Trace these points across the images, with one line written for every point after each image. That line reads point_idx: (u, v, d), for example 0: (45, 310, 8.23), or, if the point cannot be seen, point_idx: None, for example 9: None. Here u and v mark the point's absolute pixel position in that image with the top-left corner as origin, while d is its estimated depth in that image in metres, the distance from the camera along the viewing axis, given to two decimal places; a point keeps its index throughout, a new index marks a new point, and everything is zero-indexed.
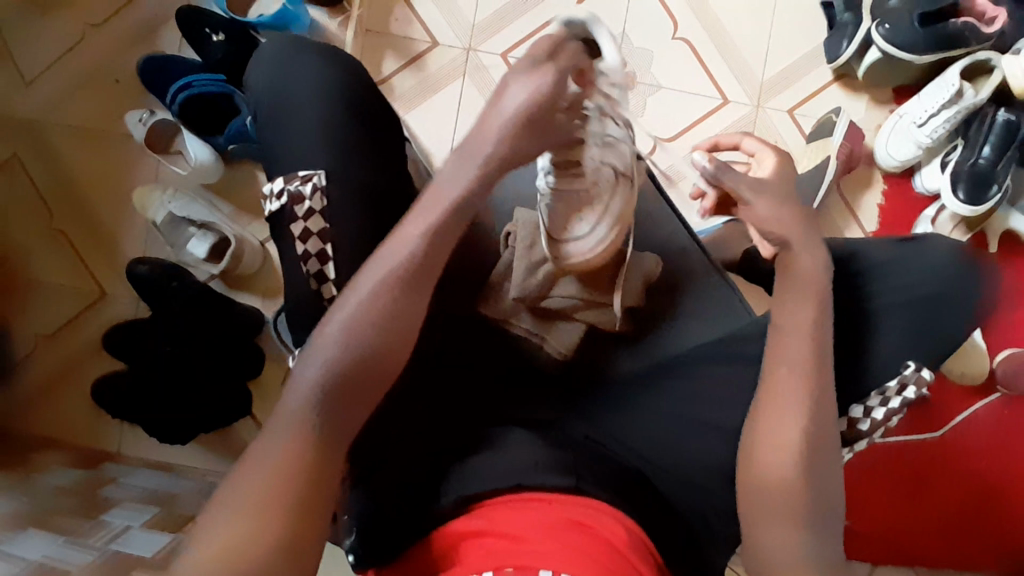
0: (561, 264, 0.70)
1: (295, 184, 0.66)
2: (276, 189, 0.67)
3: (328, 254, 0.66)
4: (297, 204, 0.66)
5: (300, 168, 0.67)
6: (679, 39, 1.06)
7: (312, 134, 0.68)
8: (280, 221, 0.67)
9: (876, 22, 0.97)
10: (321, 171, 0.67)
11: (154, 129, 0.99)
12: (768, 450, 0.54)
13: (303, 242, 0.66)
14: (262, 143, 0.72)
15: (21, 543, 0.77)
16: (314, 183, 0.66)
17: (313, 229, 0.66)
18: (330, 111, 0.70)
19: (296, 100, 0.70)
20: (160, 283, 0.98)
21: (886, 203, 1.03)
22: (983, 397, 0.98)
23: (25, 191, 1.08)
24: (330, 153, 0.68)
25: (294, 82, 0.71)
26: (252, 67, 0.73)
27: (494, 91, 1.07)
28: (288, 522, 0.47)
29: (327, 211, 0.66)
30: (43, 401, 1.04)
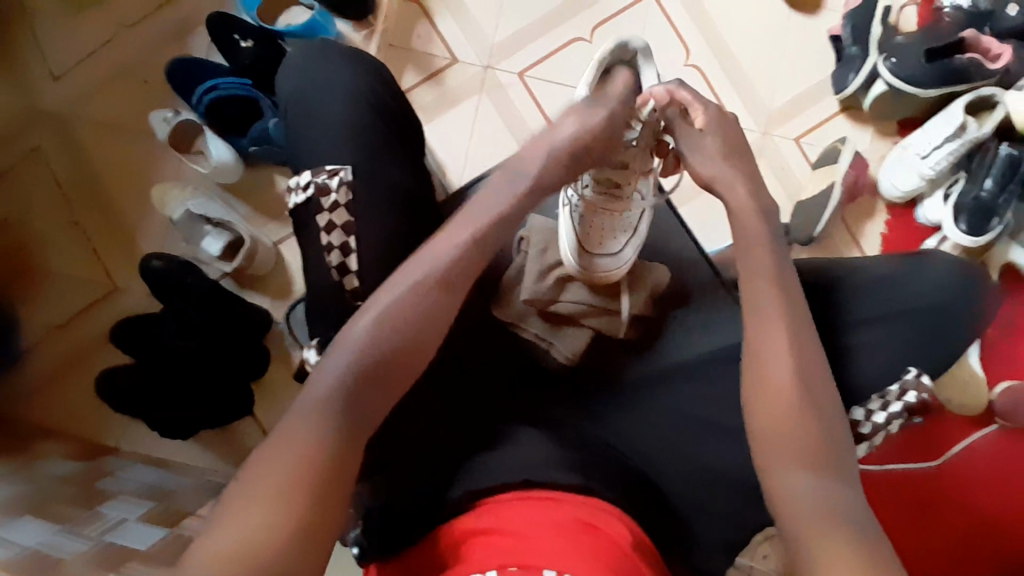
0: (589, 271, 0.75)
1: (322, 177, 0.68)
2: (302, 182, 0.68)
3: (350, 247, 0.67)
4: (324, 196, 0.67)
5: (326, 163, 0.69)
6: (692, 65, 1.10)
7: (336, 131, 0.70)
8: (305, 214, 0.69)
9: (883, 56, 1.01)
10: (348, 166, 0.68)
11: (179, 129, 1.01)
12: (775, 452, 0.54)
13: (326, 234, 0.67)
14: (287, 146, 0.74)
15: (18, 528, 0.77)
16: (341, 178, 0.68)
17: (337, 221, 0.68)
18: (354, 111, 0.72)
19: (322, 103, 0.72)
20: (175, 277, 1.00)
21: (889, 232, 1.05)
22: (979, 428, 0.98)
23: (45, 183, 1.10)
24: (351, 150, 0.70)
25: (321, 82, 0.73)
26: (281, 71, 0.76)
27: (509, 107, 1.10)
28: (309, 502, 0.47)
29: (351, 205, 0.68)
30: (45, 391, 1.04)
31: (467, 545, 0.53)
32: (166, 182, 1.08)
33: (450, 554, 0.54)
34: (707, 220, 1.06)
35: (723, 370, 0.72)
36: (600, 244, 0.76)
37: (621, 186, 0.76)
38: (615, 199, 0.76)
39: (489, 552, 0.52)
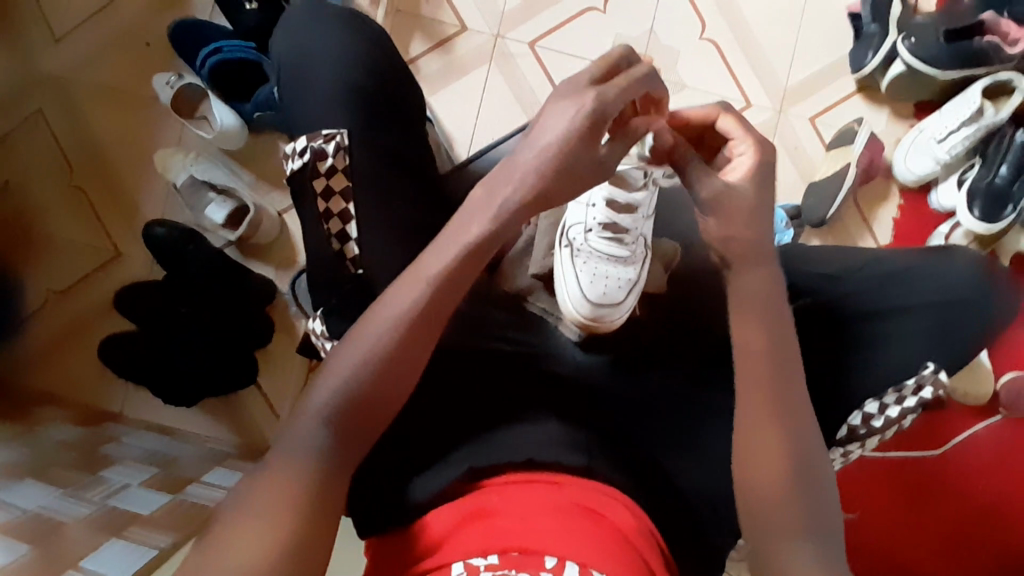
0: (589, 317, 0.72)
1: (319, 143, 0.66)
2: (298, 148, 0.67)
3: (349, 214, 0.66)
4: (320, 161, 0.66)
5: (323, 127, 0.67)
6: (707, 41, 1.08)
7: (336, 95, 0.68)
8: (301, 181, 0.67)
9: (902, 35, 0.99)
10: (345, 131, 0.67)
11: (183, 92, 1.00)
12: (767, 441, 0.55)
13: (324, 201, 0.66)
14: (283, 110, 0.72)
15: (19, 492, 0.77)
16: (337, 143, 0.66)
17: (335, 187, 0.66)
18: (355, 73, 0.69)
19: (316, 65, 0.69)
20: (179, 244, 0.99)
21: (900, 217, 1.04)
22: (984, 418, 0.96)
23: (47, 146, 1.08)
24: (352, 114, 0.68)
25: (314, 44, 0.70)
26: (276, 32, 0.73)
27: (519, 79, 1.08)
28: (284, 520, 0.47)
29: (351, 171, 0.66)
30: (50, 356, 1.04)
31: (468, 528, 0.53)
32: (169, 148, 1.06)
33: (451, 537, 0.53)
34: None
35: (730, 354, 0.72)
36: (600, 291, 0.73)
37: (626, 229, 0.77)
38: (615, 243, 0.76)
39: (491, 534, 0.51)
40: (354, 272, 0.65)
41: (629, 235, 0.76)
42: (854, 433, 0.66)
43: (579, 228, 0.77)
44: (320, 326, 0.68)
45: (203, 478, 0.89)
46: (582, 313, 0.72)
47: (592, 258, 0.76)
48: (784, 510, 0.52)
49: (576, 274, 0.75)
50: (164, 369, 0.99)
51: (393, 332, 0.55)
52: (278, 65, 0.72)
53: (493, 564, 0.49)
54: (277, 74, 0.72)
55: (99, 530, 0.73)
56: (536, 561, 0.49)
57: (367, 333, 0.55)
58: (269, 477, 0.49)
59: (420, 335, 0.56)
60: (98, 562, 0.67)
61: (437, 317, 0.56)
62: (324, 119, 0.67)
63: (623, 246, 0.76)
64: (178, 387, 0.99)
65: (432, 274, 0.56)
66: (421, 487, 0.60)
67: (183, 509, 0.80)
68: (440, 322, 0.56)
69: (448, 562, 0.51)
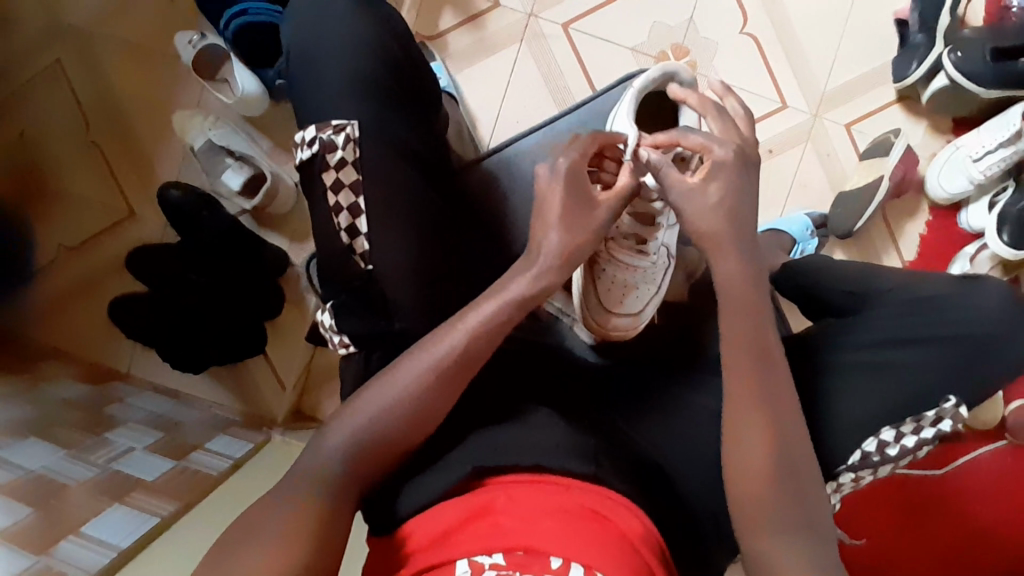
0: (605, 329, 0.76)
1: (328, 134, 0.64)
2: (306, 137, 0.64)
3: (360, 208, 0.64)
4: (329, 152, 0.63)
5: (332, 118, 0.65)
6: (747, 35, 1.04)
7: (347, 81, 0.65)
8: (310, 171, 0.65)
9: (948, 48, 0.96)
10: (355, 122, 0.64)
11: (203, 53, 0.97)
12: (778, 467, 0.54)
13: (334, 194, 0.64)
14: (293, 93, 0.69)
15: (23, 450, 0.77)
16: (347, 134, 0.64)
17: (345, 180, 0.64)
18: (372, 59, 0.66)
19: (338, 48, 0.66)
20: (192, 210, 0.96)
21: (927, 233, 1.02)
22: (989, 442, 0.96)
23: (63, 98, 1.06)
24: (364, 102, 0.65)
25: (330, 26, 0.67)
26: (288, 13, 0.69)
27: (550, 62, 1.05)
28: None
29: (361, 163, 0.64)
30: (59, 310, 1.04)
31: (473, 524, 0.53)
32: (188, 109, 1.04)
33: (454, 533, 0.53)
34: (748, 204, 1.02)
35: None
36: (617, 301, 0.76)
37: (647, 241, 0.75)
38: (638, 255, 0.76)
39: (496, 533, 0.51)
40: (364, 268, 0.64)
41: (653, 249, 0.76)
42: (866, 460, 0.65)
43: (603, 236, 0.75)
44: (330, 320, 0.65)
45: (206, 446, 0.89)
46: (601, 326, 0.76)
47: (615, 266, 0.76)
48: (788, 541, 0.52)
49: (597, 279, 0.76)
50: (171, 332, 0.98)
51: (429, 373, 0.56)
52: (288, 50, 0.69)
53: (499, 563, 0.49)
54: (286, 56, 0.69)
55: (102, 495, 0.74)
56: (541, 561, 0.49)
57: (406, 370, 0.57)
58: None
59: (459, 376, 0.57)
60: (100, 529, 0.68)
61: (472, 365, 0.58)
62: (338, 106, 0.65)
63: (644, 257, 0.76)
64: (185, 353, 0.98)
65: (473, 324, 0.58)
66: (423, 490, 0.58)
67: (185, 477, 0.81)
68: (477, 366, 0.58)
69: (452, 559, 0.51)
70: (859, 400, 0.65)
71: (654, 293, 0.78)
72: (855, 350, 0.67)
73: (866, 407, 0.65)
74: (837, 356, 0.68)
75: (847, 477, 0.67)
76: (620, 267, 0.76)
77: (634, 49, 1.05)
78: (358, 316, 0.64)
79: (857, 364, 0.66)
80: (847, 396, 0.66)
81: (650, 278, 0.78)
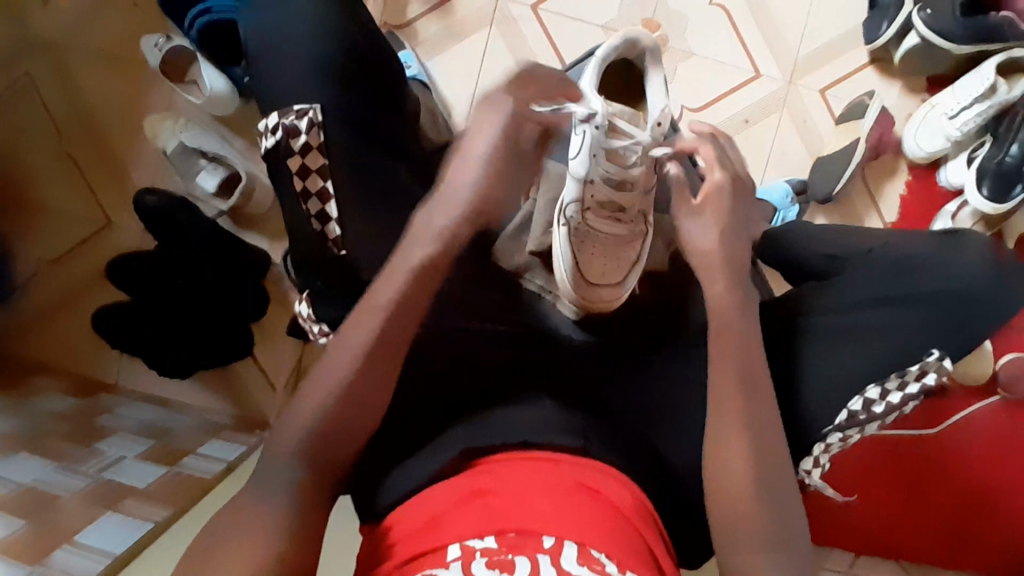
0: (587, 301, 0.74)
1: (290, 119, 0.63)
2: (270, 125, 0.63)
3: (328, 192, 0.63)
4: (293, 137, 0.62)
5: (295, 103, 0.64)
6: (716, 6, 1.04)
7: (311, 68, 0.64)
8: (276, 160, 0.63)
9: (918, 6, 0.95)
10: (317, 106, 0.63)
11: (171, 56, 0.97)
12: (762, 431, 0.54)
13: (301, 180, 0.63)
14: (258, 85, 0.68)
15: (13, 464, 0.77)
16: (311, 118, 0.63)
17: (311, 166, 0.63)
18: (335, 44, 0.65)
19: (296, 35, 0.65)
20: (169, 214, 0.96)
21: (907, 194, 1.01)
22: (982, 399, 0.95)
23: (34, 111, 1.04)
24: (330, 87, 0.64)
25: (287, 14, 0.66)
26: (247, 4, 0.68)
27: (520, 44, 1.04)
28: None
29: (326, 148, 0.63)
30: (45, 326, 1.03)
31: (464, 506, 0.52)
32: (159, 113, 1.03)
33: (445, 516, 0.52)
34: None
35: None
36: (597, 272, 0.75)
37: (625, 209, 0.75)
38: (614, 222, 0.75)
39: (488, 515, 0.50)
40: (338, 254, 0.63)
41: (628, 214, 0.75)
42: (853, 419, 0.64)
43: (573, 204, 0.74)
44: (307, 310, 0.65)
45: (200, 450, 0.89)
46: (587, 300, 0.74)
47: (588, 237, 0.75)
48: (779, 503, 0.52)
49: (573, 254, 0.75)
50: (159, 337, 0.98)
51: (365, 354, 0.55)
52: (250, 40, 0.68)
53: (490, 548, 0.48)
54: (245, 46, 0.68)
55: (94, 504, 0.73)
56: (533, 542, 0.48)
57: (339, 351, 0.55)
58: None
59: (382, 356, 0.55)
60: (94, 537, 0.68)
61: (400, 340, 0.56)
62: (303, 95, 0.64)
63: (622, 225, 0.75)
64: (173, 359, 0.98)
65: (403, 269, 0.58)
66: (408, 476, 0.58)
67: (179, 482, 0.80)
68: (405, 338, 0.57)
69: (443, 544, 0.49)
70: (837, 357, 0.66)
71: (633, 263, 0.77)
72: (833, 309, 0.68)
73: (847, 364, 0.65)
74: (819, 312, 0.68)
75: (840, 437, 0.66)
76: (599, 236, 0.75)
77: (604, 26, 1.04)
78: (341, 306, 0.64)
79: (839, 324, 0.67)
80: (830, 352, 0.66)
81: (630, 248, 0.77)
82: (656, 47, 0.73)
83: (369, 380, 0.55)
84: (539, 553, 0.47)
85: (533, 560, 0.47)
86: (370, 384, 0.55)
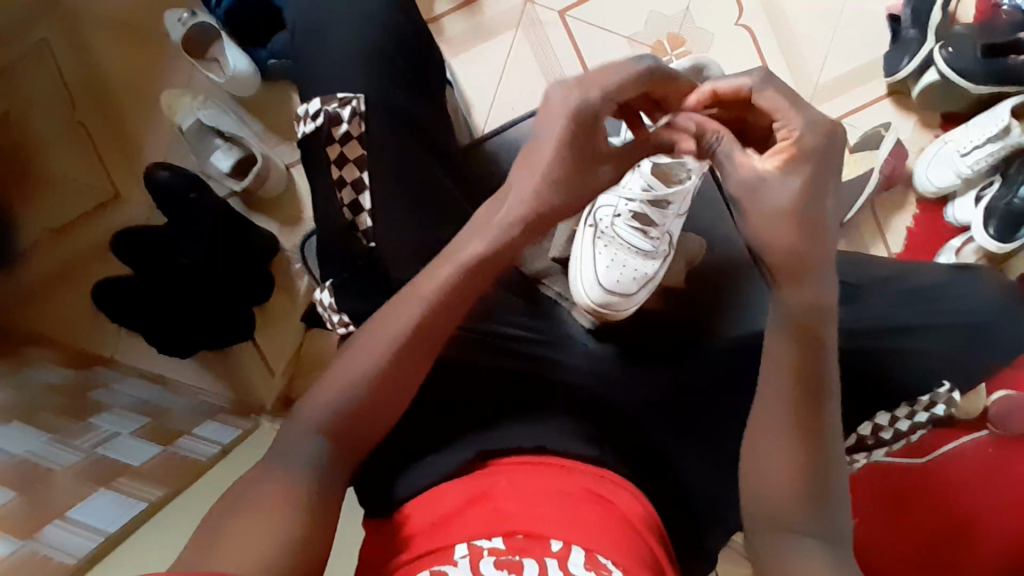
0: (597, 304, 0.73)
1: (333, 107, 0.63)
2: (311, 110, 0.63)
3: (363, 184, 0.63)
4: (334, 126, 0.62)
5: (336, 91, 0.63)
6: (742, 27, 1.04)
7: (349, 58, 0.64)
8: (312, 145, 0.64)
9: (939, 44, 0.97)
10: (361, 96, 0.63)
11: (193, 32, 0.94)
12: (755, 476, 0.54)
13: (338, 169, 0.63)
14: (293, 72, 0.67)
15: (7, 434, 0.76)
16: (353, 108, 0.63)
17: (349, 156, 0.63)
18: (373, 35, 0.65)
19: (337, 27, 0.65)
20: (181, 192, 0.95)
21: (914, 227, 1.02)
22: (971, 432, 0.96)
23: (48, 76, 1.02)
24: (368, 78, 0.64)
25: (331, 2, 0.66)
26: None
27: (546, 48, 1.04)
28: None
29: (365, 139, 0.63)
30: (42, 294, 1.01)
31: (474, 508, 0.53)
32: (178, 89, 1.01)
33: (455, 517, 0.53)
34: None
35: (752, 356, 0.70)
36: (614, 279, 0.73)
37: (654, 223, 0.75)
38: (641, 235, 0.74)
39: (495, 517, 0.51)
40: (367, 246, 0.62)
41: (656, 230, 0.75)
42: (862, 443, 0.69)
43: (608, 210, 0.76)
44: (329, 299, 0.63)
45: (194, 432, 0.88)
46: (596, 304, 0.73)
47: (615, 244, 0.75)
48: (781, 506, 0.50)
49: (594, 257, 0.75)
50: (162, 315, 0.97)
51: (393, 347, 0.56)
52: (290, 26, 0.68)
53: (498, 548, 0.49)
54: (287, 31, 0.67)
55: (87, 479, 0.72)
56: (541, 545, 0.49)
57: (365, 347, 0.56)
58: None
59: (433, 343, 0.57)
60: (88, 514, 0.67)
61: (434, 342, 0.57)
62: (340, 81, 0.64)
63: (646, 238, 0.74)
64: (174, 337, 0.97)
65: (427, 297, 0.57)
66: (422, 473, 0.58)
67: (176, 462, 0.79)
68: (437, 337, 0.57)
69: (451, 545, 0.50)
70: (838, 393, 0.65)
71: (652, 285, 0.75)
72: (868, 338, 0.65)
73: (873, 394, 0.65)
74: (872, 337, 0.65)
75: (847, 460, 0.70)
76: (621, 243, 0.75)
77: (629, 38, 1.05)
78: (361, 298, 0.62)
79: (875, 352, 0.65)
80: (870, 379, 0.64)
81: (650, 263, 0.75)
82: (721, 77, 0.76)
83: (420, 366, 0.57)
84: (547, 557, 0.48)
85: (540, 563, 0.48)
86: (395, 375, 0.56)
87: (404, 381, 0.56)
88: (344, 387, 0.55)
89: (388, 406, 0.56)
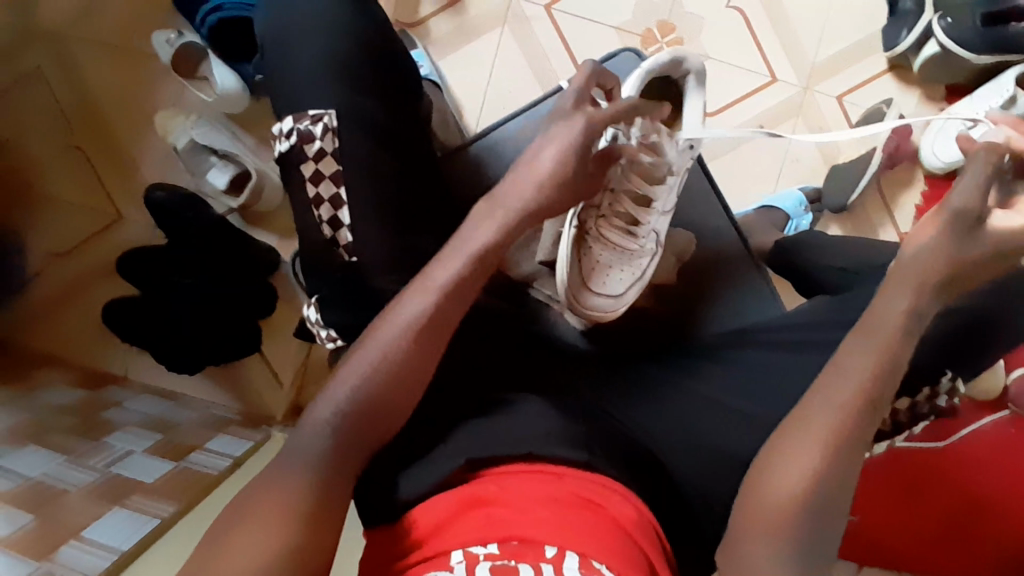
0: (586, 308, 0.73)
1: (305, 124, 0.63)
2: (285, 129, 0.64)
3: (341, 198, 0.63)
4: (307, 143, 0.62)
5: (308, 108, 0.64)
6: (733, 9, 1.02)
7: (320, 74, 0.64)
8: (289, 162, 0.64)
9: (937, 14, 0.93)
10: (333, 111, 0.63)
11: (180, 53, 0.96)
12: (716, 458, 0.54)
13: (314, 185, 0.63)
14: (268, 91, 0.68)
15: (21, 458, 0.78)
16: (325, 124, 0.63)
17: (324, 171, 0.63)
18: (342, 50, 0.65)
19: (305, 44, 0.65)
20: (178, 210, 0.97)
21: (923, 205, 0.99)
22: (990, 413, 0.93)
23: (46, 105, 1.05)
24: (340, 93, 0.64)
25: (300, 19, 0.66)
26: (261, 10, 0.69)
27: (533, 44, 1.03)
28: (292, 530, 0.47)
29: (340, 153, 0.63)
30: (53, 317, 1.04)
31: (467, 516, 0.51)
32: (171, 109, 1.03)
33: (448, 526, 0.51)
34: (744, 178, 1.02)
35: (760, 349, 0.69)
36: (601, 282, 0.75)
37: (638, 223, 0.76)
38: (625, 236, 0.76)
39: (489, 524, 0.50)
40: (348, 260, 0.63)
41: (642, 231, 0.76)
42: None
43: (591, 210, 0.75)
44: (315, 315, 0.66)
45: (205, 446, 0.89)
46: (585, 308, 0.73)
47: (600, 246, 0.75)
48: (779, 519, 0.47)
49: (583, 260, 0.75)
50: (166, 333, 0.98)
51: (405, 333, 0.55)
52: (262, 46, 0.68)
53: (493, 554, 0.48)
54: (259, 51, 0.68)
55: (100, 498, 0.74)
56: (535, 551, 0.48)
57: (383, 333, 0.55)
58: (269, 491, 0.49)
59: (440, 328, 0.56)
60: (98, 532, 0.68)
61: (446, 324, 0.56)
62: (312, 99, 0.64)
63: (631, 240, 0.76)
64: (179, 354, 0.98)
65: (441, 281, 0.57)
66: (411, 482, 0.55)
67: (184, 478, 0.80)
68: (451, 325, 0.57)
69: (446, 551, 0.49)
70: None
71: (640, 286, 0.77)
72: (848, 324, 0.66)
73: None
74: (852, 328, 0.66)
75: None
76: (605, 241, 0.75)
77: (618, 28, 1.03)
78: (345, 312, 0.63)
79: None
80: None
81: (638, 262, 0.77)
82: (701, 69, 0.76)
83: (428, 354, 0.55)
84: (542, 562, 0.47)
85: (536, 567, 0.47)
86: (409, 372, 0.55)
87: (415, 379, 0.55)
88: (358, 385, 0.53)
89: (392, 402, 0.54)
